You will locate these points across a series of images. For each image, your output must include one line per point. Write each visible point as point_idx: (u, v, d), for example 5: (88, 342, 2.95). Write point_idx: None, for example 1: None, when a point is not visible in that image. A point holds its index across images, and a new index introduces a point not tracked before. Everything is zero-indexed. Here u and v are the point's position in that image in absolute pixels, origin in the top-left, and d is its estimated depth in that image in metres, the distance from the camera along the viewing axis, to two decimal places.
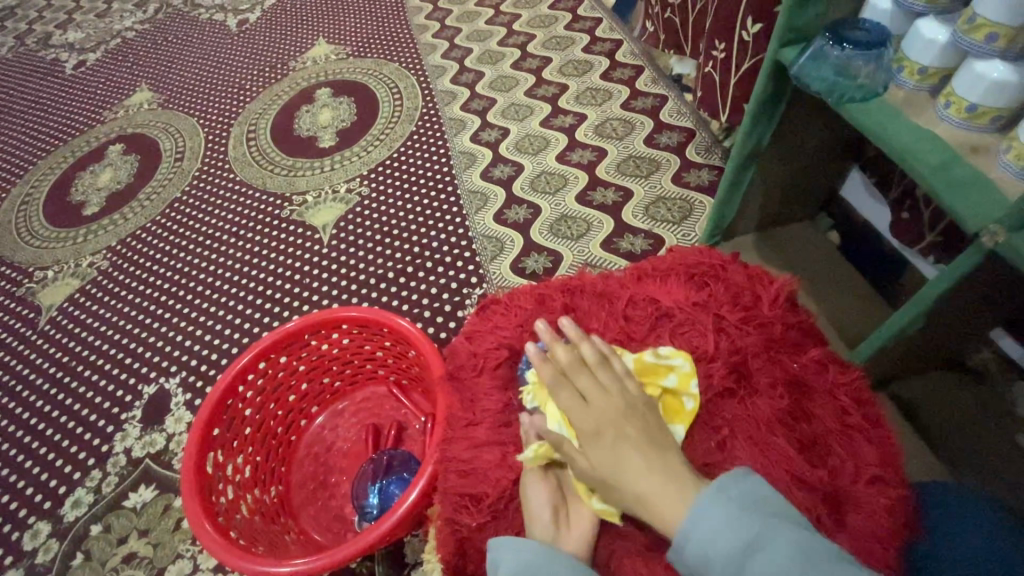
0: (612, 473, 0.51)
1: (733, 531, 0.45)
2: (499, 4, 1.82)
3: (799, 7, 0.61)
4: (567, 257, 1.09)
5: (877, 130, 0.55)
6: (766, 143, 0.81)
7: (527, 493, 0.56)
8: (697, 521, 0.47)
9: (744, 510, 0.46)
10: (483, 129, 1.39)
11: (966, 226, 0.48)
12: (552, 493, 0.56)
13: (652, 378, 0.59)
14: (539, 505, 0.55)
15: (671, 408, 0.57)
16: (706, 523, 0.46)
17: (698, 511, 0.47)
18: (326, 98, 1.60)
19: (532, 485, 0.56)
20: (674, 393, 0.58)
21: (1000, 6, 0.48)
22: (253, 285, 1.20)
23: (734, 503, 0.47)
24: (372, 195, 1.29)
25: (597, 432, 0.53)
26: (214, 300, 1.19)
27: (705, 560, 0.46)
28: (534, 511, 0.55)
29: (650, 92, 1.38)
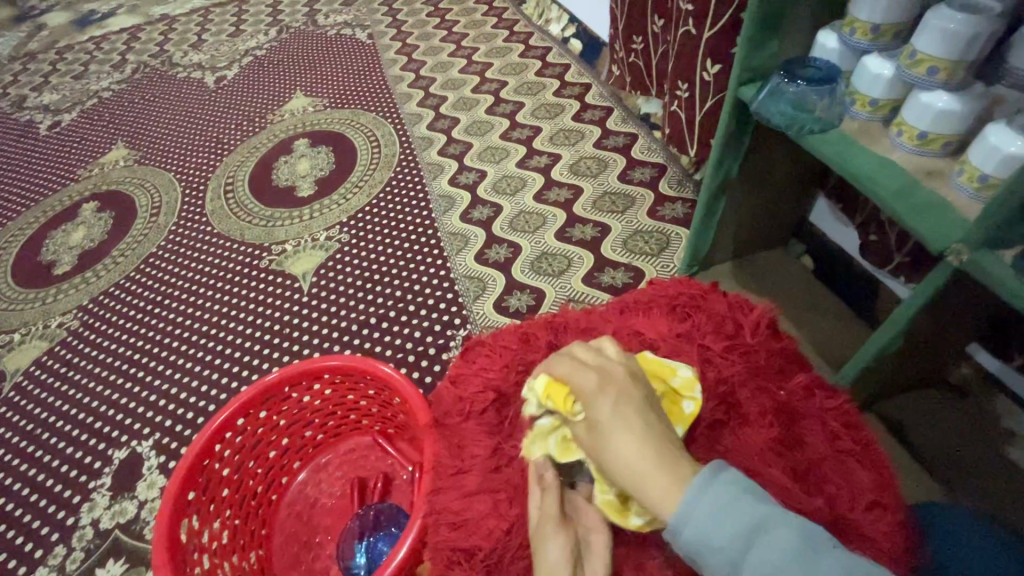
0: (618, 432, 0.48)
1: (735, 514, 0.42)
2: (471, 54, 1.91)
3: (753, 49, 0.65)
4: (549, 293, 1.09)
5: (837, 160, 0.58)
6: (734, 174, 0.83)
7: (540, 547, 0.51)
8: (689, 506, 0.43)
9: (744, 492, 0.43)
10: (460, 172, 1.41)
11: (931, 246, 0.50)
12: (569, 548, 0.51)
13: (658, 376, 0.58)
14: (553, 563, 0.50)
15: (670, 408, 0.56)
16: (704, 506, 0.43)
17: (688, 491, 0.44)
18: (305, 148, 1.62)
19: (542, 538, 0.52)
20: (676, 395, 0.57)
21: (937, 42, 0.51)
22: (231, 339, 1.17)
23: (731, 485, 0.44)
24: (352, 242, 1.29)
25: (599, 388, 0.52)
26: (190, 355, 1.16)
27: (705, 547, 0.42)
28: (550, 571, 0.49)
29: (621, 131, 1.43)
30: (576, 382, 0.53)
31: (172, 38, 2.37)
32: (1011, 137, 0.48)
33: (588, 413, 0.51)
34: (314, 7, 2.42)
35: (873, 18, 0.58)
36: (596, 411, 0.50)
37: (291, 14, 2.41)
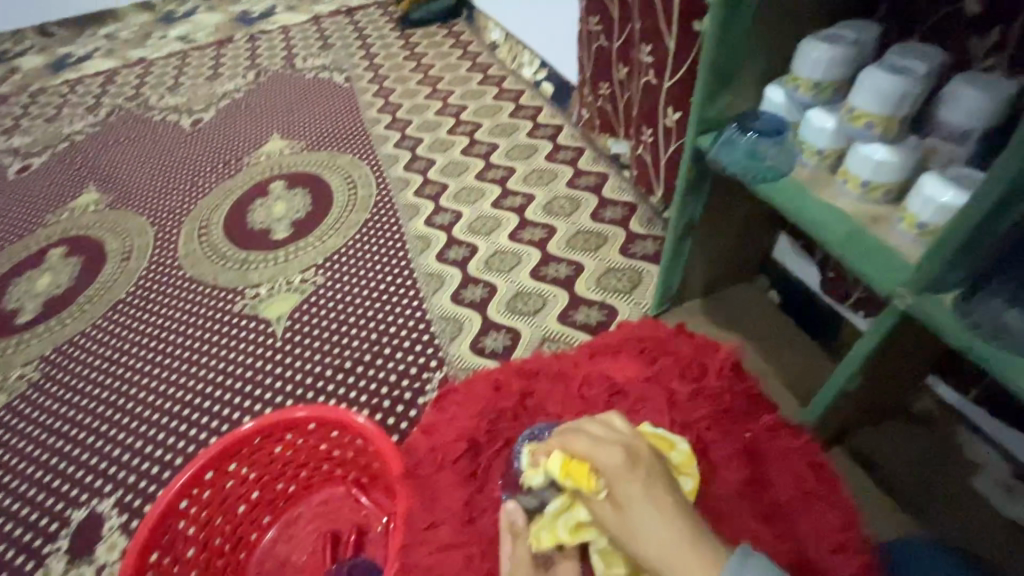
0: (656, 514, 0.45)
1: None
2: (447, 97, 1.96)
3: (708, 101, 0.69)
4: (525, 333, 1.10)
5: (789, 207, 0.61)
6: (699, 215, 0.86)
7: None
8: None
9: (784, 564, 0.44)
10: (436, 213, 1.43)
11: (878, 288, 0.52)
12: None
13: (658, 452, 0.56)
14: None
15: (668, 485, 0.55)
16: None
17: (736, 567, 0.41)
18: (281, 191, 1.63)
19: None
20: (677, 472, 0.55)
21: (873, 100, 0.55)
22: (201, 387, 1.14)
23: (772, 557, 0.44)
24: (328, 284, 1.28)
25: (628, 465, 0.48)
26: (158, 405, 1.13)
27: None
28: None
29: (592, 170, 1.48)
30: (599, 458, 0.50)
31: (149, 81, 2.39)
32: (943, 186, 0.51)
33: (618, 492, 0.47)
34: (292, 51, 2.47)
35: (814, 75, 0.62)
36: (627, 489, 0.47)
37: (269, 58, 2.46)
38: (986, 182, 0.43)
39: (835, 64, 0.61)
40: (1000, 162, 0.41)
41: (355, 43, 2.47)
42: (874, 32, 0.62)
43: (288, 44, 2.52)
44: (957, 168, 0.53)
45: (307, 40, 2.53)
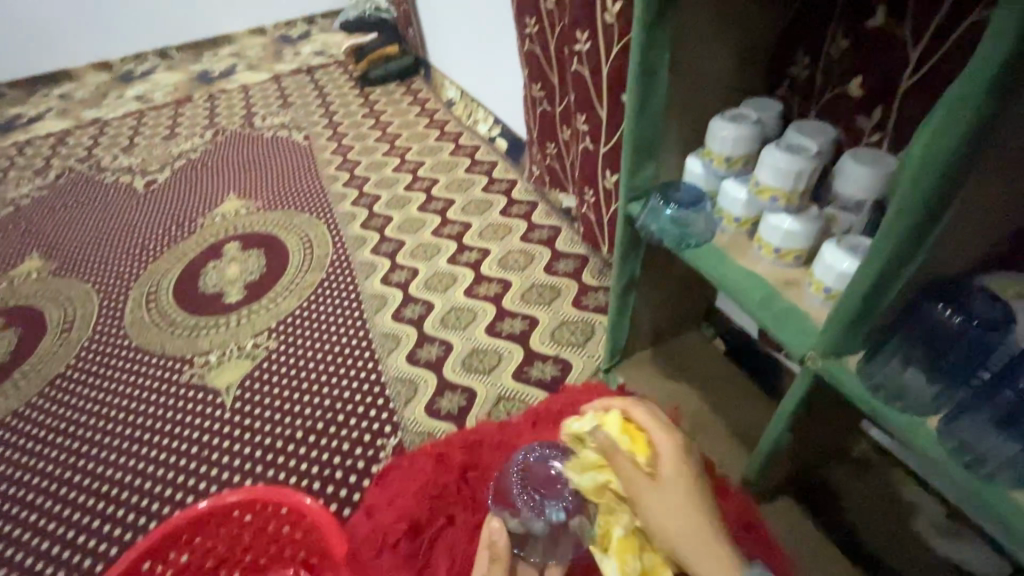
0: (685, 492, 0.57)
1: None
2: (404, 154, 2.01)
3: (634, 173, 0.73)
4: (480, 391, 1.10)
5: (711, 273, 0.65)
6: (638, 274, 0.90)
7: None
8: None
9: None
10: (392, 271, 1.44)
11: (792, 354, 0.55)
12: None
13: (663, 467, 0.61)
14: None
15: None
16: None
17: None
18: (235, 252, 1.62)
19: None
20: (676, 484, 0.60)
21: (773, 178, 0.60)
22: (143, 467, 1.09)
23: None
24: (281, 348, 1.26)
25: (679, 446, 0.60)
26: (96, 489, 1.07)
27: None
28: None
29: (546, 224, 1.52)
30: (659, 433, 0.61)
31: (102, 142, 2.37)
32: (842, 255, 0.55)
33: (661, 465, 0.59)
34: (251, 110, 2.50)
35: (725, 151, 0.67)
36: (672, 465, 0.59)
37: (228, 117, 2.47)
38: (866, 262, 0.46)
39: (741, 141, 0.66)
40: (875, 246, 0.44)
41: (315, 101, 2.51)
42: (777, 110, 0.68)
43: (248, 103, 2.55)
44: (852, 237, 0.57)
45: (267, 99, 2.56)
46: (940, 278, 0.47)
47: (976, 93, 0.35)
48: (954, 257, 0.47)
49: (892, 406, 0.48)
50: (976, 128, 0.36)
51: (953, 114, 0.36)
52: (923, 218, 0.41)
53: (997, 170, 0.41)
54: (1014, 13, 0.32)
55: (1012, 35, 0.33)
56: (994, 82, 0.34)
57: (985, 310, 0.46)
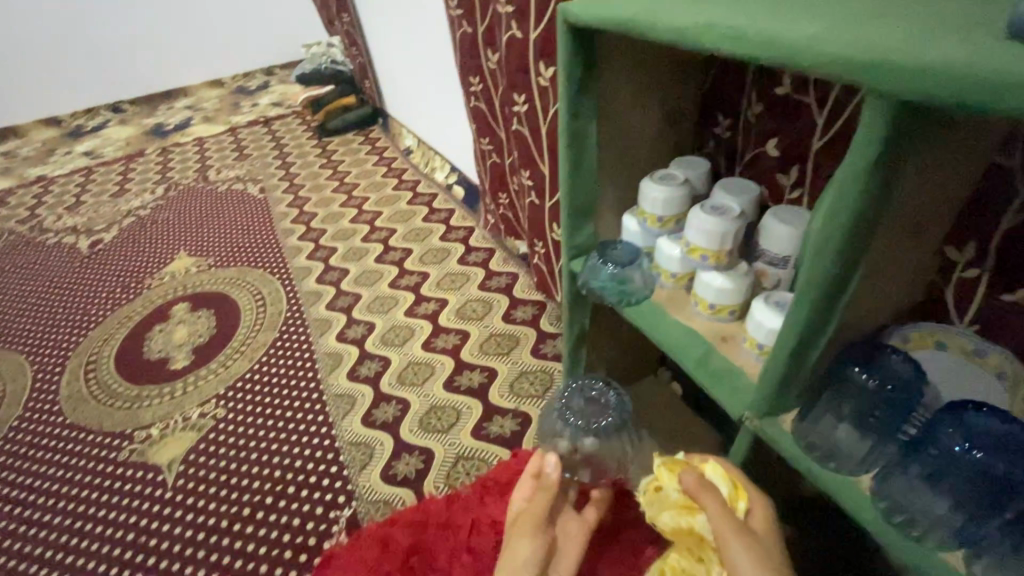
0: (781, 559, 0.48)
1: None
2: (362, 204, 2.00)
3: (573, 232, 0.74)
4: (438, 452, 1.06)
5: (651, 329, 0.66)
6: (588, 325, 0.90)
7: (517, 541, 0.64)
8: None
9: None
10: (349, 327, 1.41)
11: (731, 415, 0.55)
12: (543, 543, 0.65)
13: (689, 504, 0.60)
14: (528, 554, 0.63)
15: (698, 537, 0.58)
16: None
17: None
18: (184, 313, 1.55)
19: (520, 538, 0.65)
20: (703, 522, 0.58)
21: (702, 237, 0.61)
22: (73, 560, 1.01)
23: None
24: (229, 416, 1.21)
25: (773, 521, 0.52)
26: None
27: None
28: (520, 561, 0.62)
29: (503, 270, 1.52)
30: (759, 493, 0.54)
31: (46, 202, 2.28)
32: (771, 313, 0.56)
33: (758, 524, 0.51)
34: (206, 163, 2.46)
35: (656, 210, 0.68)
36: (769, 531, 0.51)
37: (181, 171, 2.43)
38: (783, 330, 0.46)
39: (671, 201, 0.67)
40: (788, 315, 0.45)
41: (272, 152, 2.50)
42: (704, 168, 0.70)
43: (203, 156, 2.52)
44: (779, 292, 0.59)
45: (222, 152, 2.54)
46: (853, 336, 0.48)
47: (857, 180, 0.36)
48: (866, 313, 0.48)
49: (826, 466, 0.48)
50: (863, 210, 0.37)
51: (840, 197, 0.37)
52: (829, 290, 0.41)
53: (892, 236, 0.42)
54: (879, 110, 0.33)
55: (880, 129, 0.33)
56: (871, 171, 0.35)
57: (899, 368, 0.48)
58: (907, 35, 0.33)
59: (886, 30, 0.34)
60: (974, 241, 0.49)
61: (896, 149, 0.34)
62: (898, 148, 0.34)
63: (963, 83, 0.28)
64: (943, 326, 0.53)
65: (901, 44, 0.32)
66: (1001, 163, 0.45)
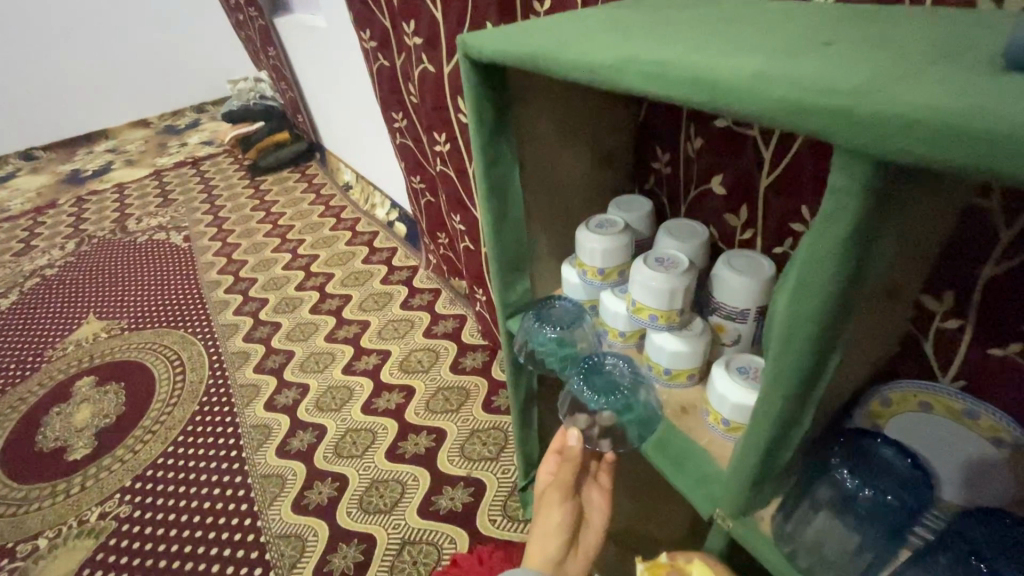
0: None
1: None
2: (297, 247, 1.86)
3: (506, 288, 0.65)
4: (380, 538, 0.93)
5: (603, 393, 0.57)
6: (536, 385, 0.80)
7: (544, 506, 0.57)
8: None
9: None
10: (279, 391, 1.26)
11: (701, 512, 0.46)
12: (573, 511, 0.57)
13: None
14: (556, 523, 0.56)
15: None
16: None
17: None
18: (88, 389, 1.37)
19: (549, 501, 0.57)
20: None
21: (648, 296, 0.53)
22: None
23: None
24: (136, 515, 1.04)
25: None
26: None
27: None
28: (546, 531, 0.55)
29: (450, 313, 1.41)
30: None
31: None
32: (734, 383, 0.48)
33: None
34: (125, 211, 2.26)
35: (596, 262, 0.59)
36: None
37: (95, 222, 2.21)
38: (753, 423, 0.38)
39: (611, 252, 0.59)
40: (758, 407, 0.36)
41: (199, 195, 2.31)
42: (645, 210, 0.63)
43: (122, 204, 2.31)
44: (741, 356, 0.51)
45: (144, 198, 2.33)
46: (828, 418, 0.41)
47: (827, 254, 0.27)
48: (841, 388, 0.40)
49: None
50: (839, 293, 0.28)
51: (808, 277, 0.29)
52: (804, 384, 0.33)
53: (870, 305, 0.34)
54: (850, 171, 0.25)
55: (854, 196, 0.25)
56: (847, 246, 0.27)
57: (895, 464, 0.40)
58: (877, 70, 0.25)
59: (849, 63, 0.26)
60: (953, 289, 0.43)
61: (876, 219, 0.26)
62: (880, 216, 0.26)
63: (971, 144, 0.20)
64: (930, 385, 0.44)
65: (874, 84, 0.24)
66: (980, 205, 0.39)
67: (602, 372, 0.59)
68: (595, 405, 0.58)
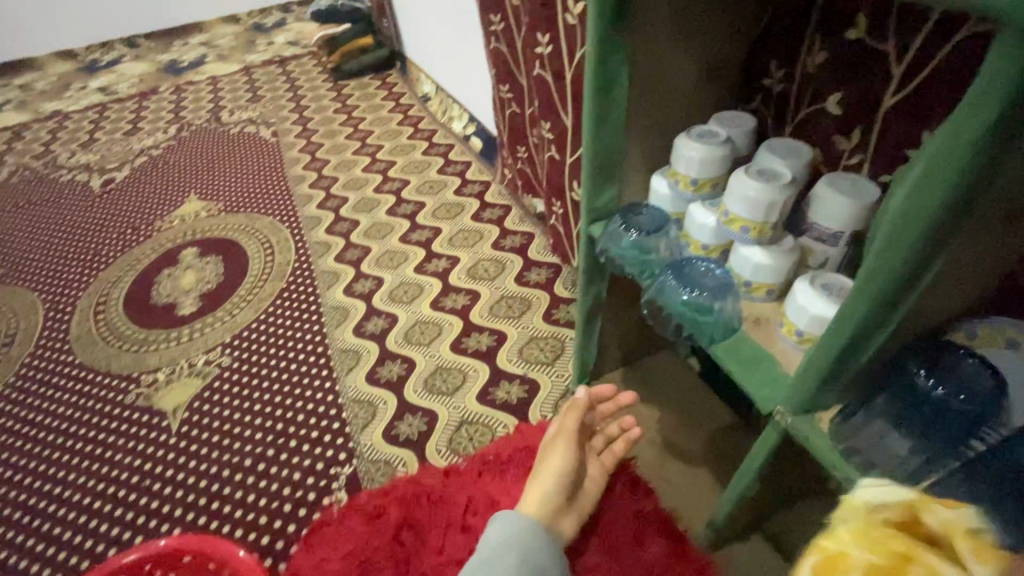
0: None
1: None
2: (375, 152, 1.92)
3: (595, 192, 0.67)
4: (442, 415, 1.04)
5: (695, 288, 0.57)
6: (603, 297, 0.84)
7: (550, 451, 0.73)
8: None
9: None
10: (356, 281, 1.37)
11: (761, 407, 0.50)
12: (573, 458, 0.72)
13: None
14: (557, 464, 0.71)
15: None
16: None
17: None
18: (191, 259, 1.53)
19: (554, 448, 0.73)
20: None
21: (742, 206, 0.54)
22: (70, 515, 1.01)
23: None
24: (234, 367, 1.20)
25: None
26: (7, 541, 1.00)
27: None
28: (551, 469, 0.70)
29: (518, 230, 1.45)
30: None
31: (61, 137, 2.26)
32: (816, 297, 0.50)
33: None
34: (219, 103, 2.38)
35: (691, 172, 0.60)
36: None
37: (193, 111, 2.35)
38: (835, 323, 0.41)
39: (708, 164, 0.59)
40: (844, 308, 0.39)
41: (286, 94, 2.39)
42: (749, 126, 0.62)
43: (216, 96, 2.43)
44: (828, 275, 0.52)
45: (236, 92, 2.44)
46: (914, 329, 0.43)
47: (960, 148, 0.29)
48: (932, 310, 0.42)
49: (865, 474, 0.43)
50: (961, 192, 0.30)
51: (933, 173, 0.31)
52: (899, 284, 0.36)
53: (987, 224, 0.36)
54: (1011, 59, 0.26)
55: (1007, 84, 0.27)
56: (985, 139, 0.28)
57: (980, 380, 0.41)
58: None
59: None
60: None
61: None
62: None
63: None
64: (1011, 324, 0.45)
65: None
66: None
67: (688, 269, 0.59)
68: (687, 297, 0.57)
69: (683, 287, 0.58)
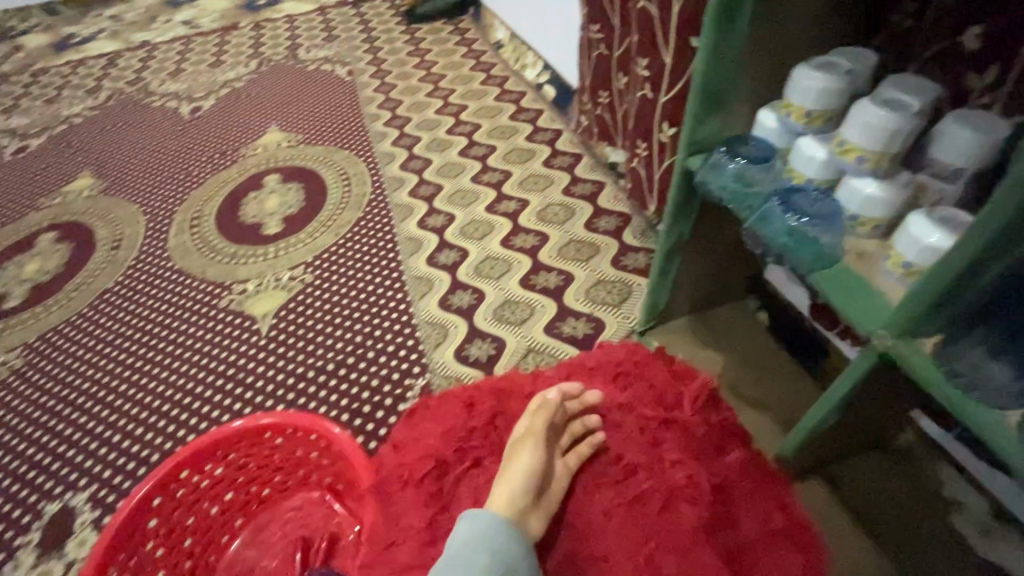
0: None
1: None
2: (447, 95, 1.93)
3: (700, 121, 0.67)
4: (510, 343, 1.10)
5: (801, 215, 0.58)
6: (686, 237, 0.85)
7: (516, 449, 0.71)
8: None
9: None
10: (429, 215, 1.42)
11: (861, 328, 0.52)
12: (539, 456, 0.69)
13: None
14: (520, 467, 0.68)
15: None
16: None
17: None
18: (275, 184, 1.62)
19: (519, 450, 0.70)
20: None
21: (863, 133, 0.54)
22: (177, 394, 1.14)
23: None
24: (316, 283, 1.29)
25: None
26: (124, 411, 1.13)
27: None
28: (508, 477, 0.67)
29: (589, 178, 1.45)
30: None
31: (151, 65, 2.39)
32: (928, 225, 0.51)
33: None
34: (296, 40, 2.44)
35: (806, 103, 0.60)
36: None
37: (271, 47, 2.42)
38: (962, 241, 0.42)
39: (829, 93, 0.59)
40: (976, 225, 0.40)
41: (360, 35, 2.42)
42: (872, 60, 0.61)
43: (293, 33, 2.49)
44: (947, 208, 0.52)
45: (312, 31, 2.49)
46: None
47: None
48: None
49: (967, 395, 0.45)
50: None
51: None
52: None
53: None
54: None
55: None
56: None
57: None
58: None
59: None
60: None
61: None
62: None
63: None
64: None
65: None
66: None
67: (795, 198, 0.60)
68: (793, 222, 0.58)
69: (790, 215, 0.58)
